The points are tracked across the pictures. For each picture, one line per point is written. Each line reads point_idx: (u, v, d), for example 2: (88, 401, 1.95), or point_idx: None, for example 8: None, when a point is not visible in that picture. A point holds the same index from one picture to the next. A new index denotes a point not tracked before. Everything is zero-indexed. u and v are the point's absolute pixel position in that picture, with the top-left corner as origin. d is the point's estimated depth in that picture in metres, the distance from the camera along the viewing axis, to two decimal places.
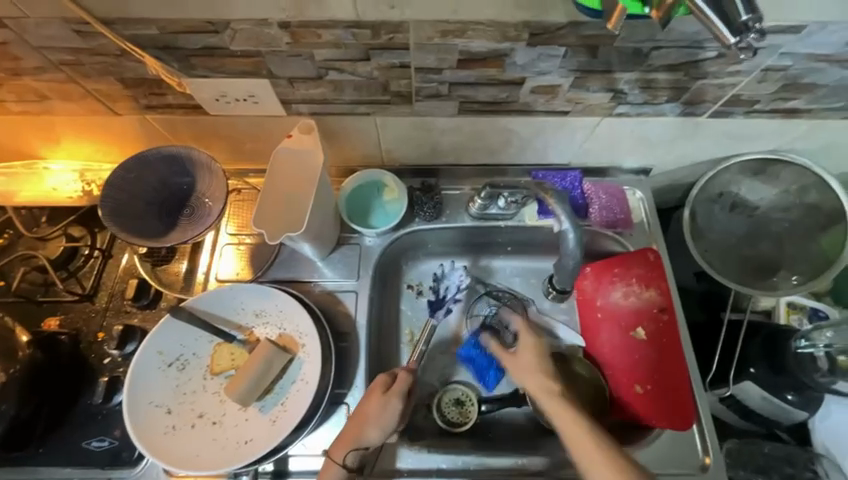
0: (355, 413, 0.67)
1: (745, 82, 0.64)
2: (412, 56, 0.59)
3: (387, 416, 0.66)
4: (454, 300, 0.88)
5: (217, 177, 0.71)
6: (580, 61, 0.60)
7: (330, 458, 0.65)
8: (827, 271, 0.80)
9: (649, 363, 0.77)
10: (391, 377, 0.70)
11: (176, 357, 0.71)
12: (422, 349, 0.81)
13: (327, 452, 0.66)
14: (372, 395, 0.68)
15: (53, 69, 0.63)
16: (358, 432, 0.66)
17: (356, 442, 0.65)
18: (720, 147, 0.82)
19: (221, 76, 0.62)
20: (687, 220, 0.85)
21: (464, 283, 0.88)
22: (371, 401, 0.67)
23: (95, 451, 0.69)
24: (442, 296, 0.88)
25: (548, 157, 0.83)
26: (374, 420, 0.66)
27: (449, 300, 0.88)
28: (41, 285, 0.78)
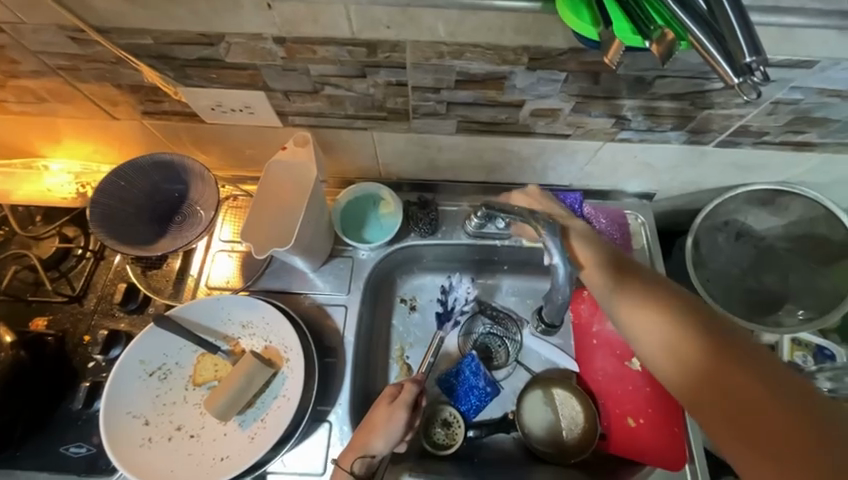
0: (363, 422, 0.68)
1: (753, 114, 0.62)
2: (409, 75, 0.58)
3: (392, 424, 0.66)
4: (462, 312, 0.88)
5: (209, 185, 0.71)
6: (582, 87, 0.59)
7: (338, 466, 0.65)
8: (834, 310, 0.77)
9: (640, 395, 0.80)
10: (398, 386, 0.70)
11: (158, 366, 0.70)
12: (431, 360, 0.79)
13: (336, 460, 0.67)
14: (381, 405, 0.68)
15: (50, 73, 0.63)
16: (367, 439, 0.66)
17: (363, 450, 0.65)
18: (726, 177, 0.79)
19: (218, 86, 0.62)
20: (690, 249, 0.82)
21: (472, 295, 0.89)
22: (379, 410, 0.68)
23: (72, 457, 0.69)
24: (450, 308, 0.88)
25: (548, 178, 0.82)
26: (381, 429, 0.66)
27: (456, 312, 0.88)
28: (32, 284, 0.78)
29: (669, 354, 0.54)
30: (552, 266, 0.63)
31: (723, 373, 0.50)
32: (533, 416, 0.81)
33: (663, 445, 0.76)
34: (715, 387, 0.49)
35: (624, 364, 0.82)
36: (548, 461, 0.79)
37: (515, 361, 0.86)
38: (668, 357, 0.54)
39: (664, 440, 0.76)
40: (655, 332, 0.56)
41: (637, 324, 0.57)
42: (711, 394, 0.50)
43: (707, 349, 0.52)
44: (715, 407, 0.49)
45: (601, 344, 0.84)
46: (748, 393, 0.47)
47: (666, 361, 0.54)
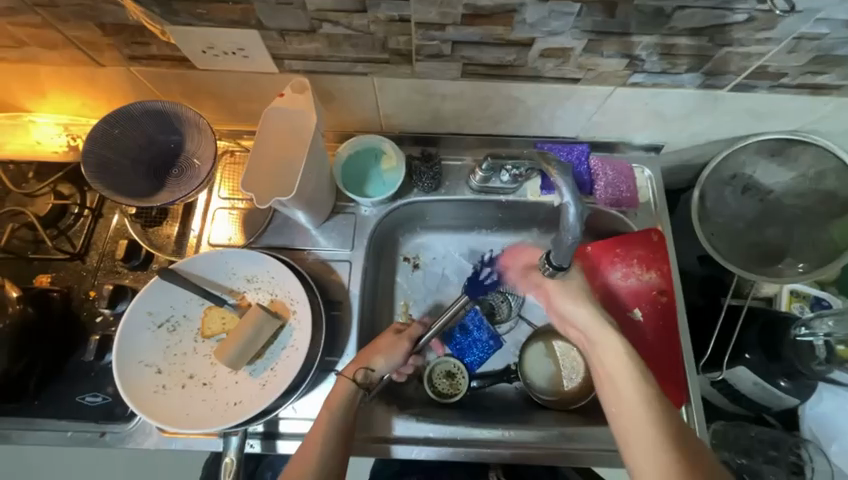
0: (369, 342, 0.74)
1: (774, 52, 0.59)
2: (412, 9, 0.54)
3: (396, 344, 0.73)
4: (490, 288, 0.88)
5: (205, 135, 0.68)
6: (596, 21, 0.55)
7: (343, 375, 0.69)
8: (834, 262, 0.77)
9: (642, 344, 0.76)
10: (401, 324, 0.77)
11: (166, 318, 0.71)
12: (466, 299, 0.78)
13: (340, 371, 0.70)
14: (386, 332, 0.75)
15: (27, 10, 0.58)
16: (370, 354, 0.71)
17: (366, 363, 0.70)
18: (738, 126, 0.77)
19: (208, 24, 0.58)
20: (696, 202, 0.82)
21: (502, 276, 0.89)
22: (384, 336, 0.74)
23: (88, 406, 0.71)
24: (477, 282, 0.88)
25: (556, 129, 0.79)
26: (384, 350, 0.72)
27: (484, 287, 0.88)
28: (31, 242, 0.77)
29: (632, 406, 0.60)
30: (561, 207, 0.56)
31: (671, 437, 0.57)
32: (535, 365, 0.84)
33: (666, 388, 0.74)
34: (656, 442, 0.57)
35: (626, 315, 0.77)
36: (547, 406, 0.82)
37: (517, 315, 0.88)
38: (630, 405, 0.60)
39: (667, 384, 0.74)
40: (628, 381, 0.61)
41: (606, 345, 0.65)
42: (645, 441, 0.57)
43: (663, 413, 0.59)
44: (648, 452, 0.56)
45: (601, 296, 0.79)
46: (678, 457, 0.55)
47: (631, 410, 0.60)
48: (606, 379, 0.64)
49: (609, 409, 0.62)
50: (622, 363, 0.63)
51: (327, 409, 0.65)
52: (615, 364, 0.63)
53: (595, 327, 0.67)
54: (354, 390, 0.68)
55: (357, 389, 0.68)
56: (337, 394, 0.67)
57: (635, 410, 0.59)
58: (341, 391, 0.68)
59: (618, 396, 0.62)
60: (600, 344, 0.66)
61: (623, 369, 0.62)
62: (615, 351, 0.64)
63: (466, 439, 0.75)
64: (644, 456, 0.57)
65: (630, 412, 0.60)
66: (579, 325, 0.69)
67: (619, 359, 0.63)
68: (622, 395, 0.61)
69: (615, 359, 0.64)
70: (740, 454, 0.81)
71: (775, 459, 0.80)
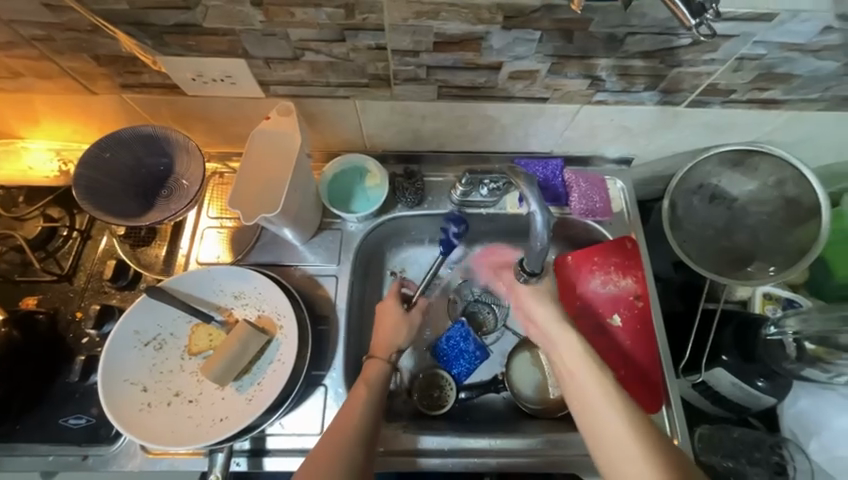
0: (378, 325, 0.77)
1: (721, 72, 0.65)
2: (387, 37, 0.59)
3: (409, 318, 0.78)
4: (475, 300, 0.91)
5: (194, 156, 0.71)
6: (556, 46, 0.60)
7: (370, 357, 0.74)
8: (799, 262, 0.80)
9: (620, 349, 0.78)
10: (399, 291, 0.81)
11: (153, 336, 0.72)
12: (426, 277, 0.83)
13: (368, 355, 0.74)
14: (389, 305, 0.78)
15: (25, 44, 0.62)
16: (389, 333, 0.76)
17: (392, 344, 0.75)
18: (700, 139, 0.83)
19: (197, 54, 0.62)
20: (666, 210, 0.86)
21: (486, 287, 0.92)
22: (388, 311, 0.78)
23: (72, 429, 0.70)
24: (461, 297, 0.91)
25: (530, 145, 0.84)
26: (398, 327, 0.77)
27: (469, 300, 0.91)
28: (19, 265, 0.78)
29: (596, 397, 0.62)
30: (530, 215, 0.61)
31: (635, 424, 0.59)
32: (522, 375, 0.85)
33: (642, 392, 0.76)
34: (622, 429, 0.59)
35: (606, 321, 0.80)
36: (536, 415, 0.83)
37: (502, 326, 0.90)
38: (594, 398, 0.63)
39: (645, 387, 0.76)
40: (589, 375, 0.64)
41: (565, 343, 0.68)
42: (612, 431, 0.60)
43: (624, 403, 0.62)
44: (614, 443, 0.59)
45: (582, 303, 0.81)
46: (643, 442, 0.58)
47: (598, 409, 0.62)
48: (568, 377, 0.66)
49: (574, 405, 0.65)
50: (581, 359, 0.66)
51: (366, 388, 0.68)
52: (576, 360, 0.67)
53: (555, 329, 0.70)
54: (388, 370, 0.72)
55: (391, 368, 0.73)
56: (370, 372, 0.71)
57: (600, 401, 0.62)
58: (375, 369, 0.72)
59: (582, 391, 0.64)
60: (559, 345, 0.69)
61: (583, 364, 0.66)
62: (574, 350, 0.67)
63: (454, 450, 0.75)
64: (612, 445, 0.59)
65: (595, 403, 0.62)
66: (542, 327, 0.72)
67: (579, 355, 0.67)
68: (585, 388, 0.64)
69: (575, 355, 0.67)
70: (725, 457, 0.82)
71: (760, 460, 0.82)
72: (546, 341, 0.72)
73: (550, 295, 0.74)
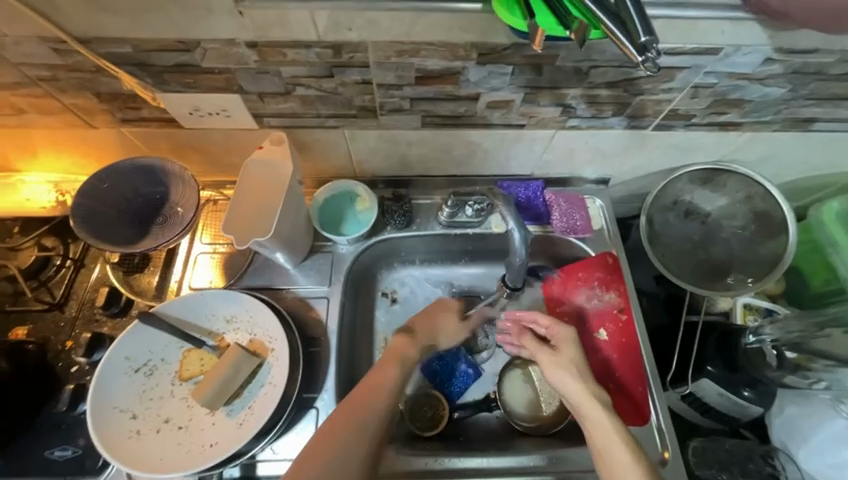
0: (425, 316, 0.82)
1: (679, 98, 0.71)
2: (372, 73, 0.64)
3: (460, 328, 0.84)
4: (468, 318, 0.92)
5: (190, 185, 0.74)
6: (528, 78, 0.66)
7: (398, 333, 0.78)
8: (773, 272, 0.84)
9: (607, 363, 0.81)
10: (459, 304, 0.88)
11: (144, 362, 0.73)
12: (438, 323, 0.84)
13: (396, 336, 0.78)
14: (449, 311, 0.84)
15: (31, 84, 0.66)
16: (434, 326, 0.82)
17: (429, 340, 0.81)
18: (669, 159, 0.88)
19: (195, 91, 0.66)
20: (643, 226, 0.90)
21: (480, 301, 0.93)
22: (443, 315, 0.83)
23: (57, 461, 0.69)
24: None
25: (511, 168, 0.88)
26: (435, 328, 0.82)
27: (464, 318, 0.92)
28: (10, 295, 0.78)
29: None
30: (508, 233, 0.67)
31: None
32: (513, 393, 0.85)
33: (626, 406, 0.78)
34: None
35: (592, 335, 0.82)
36: (528, 432, 0.83)
37: (493, 344, 0.91)
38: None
39: (628, 402, 0.78)
40: (622, 453, 0.63)
41: (595, 420, 0.67)
42: None
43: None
44: None
45: (570, 318, 0.85)
46: None
47: None
48: (601, 455, 0.65)
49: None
50: (612, 437, 0.65)
51: (396, 367, 0.73)
52: (609, 444, 0.64)
53: (584, 403, 0.68)
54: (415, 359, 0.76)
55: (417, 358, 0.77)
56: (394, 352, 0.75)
57: None
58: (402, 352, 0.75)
59: (615, 471, 0.62)
60: (589, 419, 0.67)
61: (619, 450, 0.63)
62: (605, 427, 0.66)
63: (448, 471, 0.75)
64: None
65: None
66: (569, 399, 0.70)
67: (612, 439, 0.65)
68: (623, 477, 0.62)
69: (610, 441, 0.64)
70: (719, 470, 0.82)
71: (753, 471, 0.82)
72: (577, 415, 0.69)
73: (575, 365, 0.72)
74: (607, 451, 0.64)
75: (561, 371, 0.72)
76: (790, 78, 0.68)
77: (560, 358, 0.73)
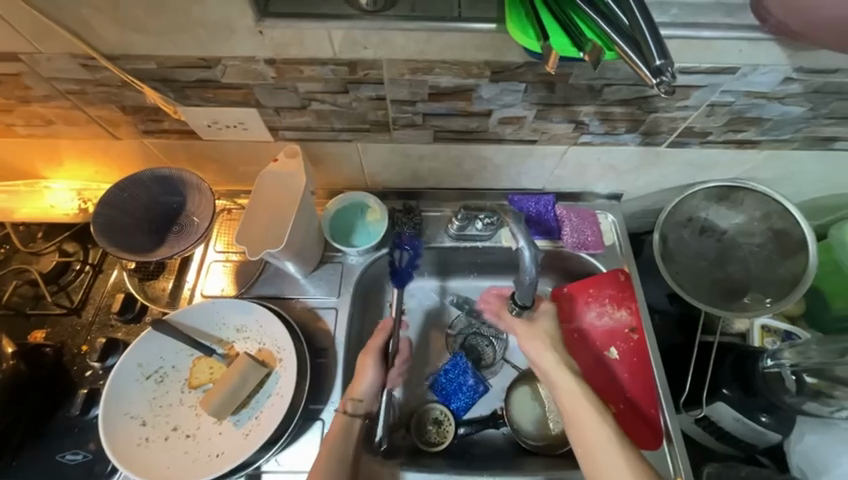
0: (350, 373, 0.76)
1: (695, 116, 0.70)
2: (386, 89, 0.65)
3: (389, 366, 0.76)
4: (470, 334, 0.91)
5: (206, 196, 0.76)
6: (541, 96, 0.66)
7: (338, 410, 0.72)
8: (793, 292, 0.82)
9: (617, 382, 0.79)
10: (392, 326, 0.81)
11: (155, 369, 0.74)
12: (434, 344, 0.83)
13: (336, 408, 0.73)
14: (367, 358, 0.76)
15: (59, 97, 0.68)
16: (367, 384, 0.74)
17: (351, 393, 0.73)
18: (684, 175, 0.87)
19: (213, 105, 0.68)
20: (657, 243, 0.88)
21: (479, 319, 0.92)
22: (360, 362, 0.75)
23: (68, 465, 0.70)
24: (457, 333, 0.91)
25: (523, 183, 0.88)
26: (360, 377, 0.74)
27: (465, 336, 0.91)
28: (31, 298, 0.81)
29: (606, 452, 0.62)
30: (518, 251, 0.65)
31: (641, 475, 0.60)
32: (521, 411, 0.83)
33: (638, 428, 0.76)
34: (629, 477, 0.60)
35: (603, 354, 0.81)
36: (537, 452, 0.81)
37: (502, 359, 0.90)
38: (600, 441, 0.63)
39: (640, 423, 0.76)
40: (591, 417, 0.65)
41: (565, 389, 0.68)
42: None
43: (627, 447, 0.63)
44: None
45: (578, 335, 0.82)
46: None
47: (603, 455, 0.62)
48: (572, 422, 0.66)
49: (578, 452, 0.64)
50: (584, 404, 0.67)
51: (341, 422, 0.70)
52: (578, 407, 0.67)
53: (556, 371, 0.70)
54: (350, 422, 0.71)
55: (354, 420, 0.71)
56: (335, 431, 0.70)
57: (607, 454, 0.62)
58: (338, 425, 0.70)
59: (585, 437, 0.64)
60: (561, 387, 0.69)
61: (587, 413, 0.66)
62: (575, 394, 0.67)
63: None
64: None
65: (599, 451, 0.63)
66: (542, 368, 0.72)
67: (581, 402, 0.67)
68: (591, 440, 0.64)
69: (579, 405, 0.67)
70: None
71: None
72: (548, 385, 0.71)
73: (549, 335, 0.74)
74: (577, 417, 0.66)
75: (534, 340, 0.74)
76: (811, 97, 0.67)
77: (535, 332, 0.74)
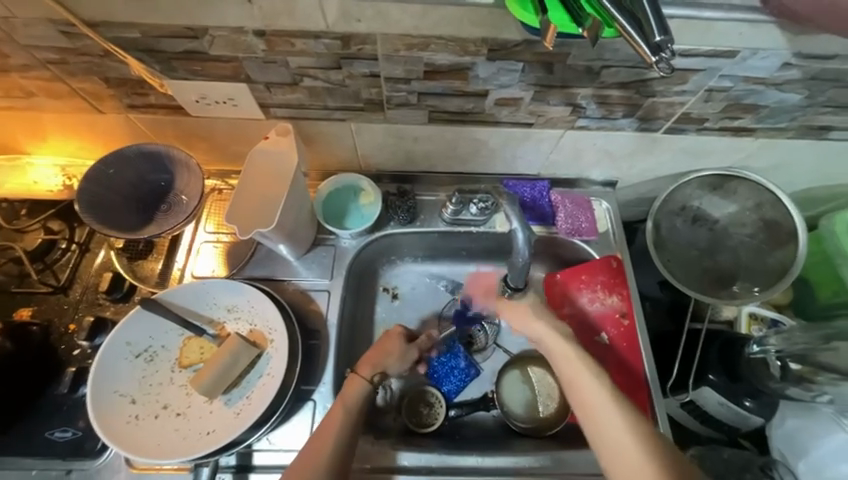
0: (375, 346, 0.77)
1: (693, 101, 0.70)
2: (380, 66, 0.63)
3: (407, 353, 0.78)
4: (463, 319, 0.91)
5: (195, 174, 0.74)
6: (537, 76, 0.65)
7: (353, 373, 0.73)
8: (781, 282, 0.83)
9: (607, 366, 0.80)
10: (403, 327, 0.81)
11: (144, 348, 0.73)
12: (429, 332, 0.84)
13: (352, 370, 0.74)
14: (393, 336, 0.78)
15: (40, 67, 0.66)
16: (383, 358, 0.76)
17: (381, 366, 0.75)
18: (680, 163, 0.86)
19: (202, 79, 0.66)
20: (650, 231, 0.88)
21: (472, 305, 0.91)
22: (390, 339, 0.78)
23: (57, 442, 0.70)
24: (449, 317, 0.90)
25: (519, 167, 0.87)
26: (394, 354, 0.77)
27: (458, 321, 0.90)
28: (16, 276, 0.79)
29: (602, 409, 0.63)
30: (512, 232, 0.65)
31: (639, 431, 0.61)
32: (511, 393, 0.85)
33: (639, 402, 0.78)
34: (625, 431, 0.61)
35: (594, 339, 0.82)
36: (526, 433, 0.82)
37: (494, 343, 0.91)
38: (596, 400, 0.64)
39: (641, 397, 0.78)
40: (586, 378, 0.66)
41: (561, 353, 0.70)
42: (617, 436, 0.61)
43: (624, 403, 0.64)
44: (620, 445, 0.60)
45: (571, 320, 0.83)
46: (645, 442, 0.60)
47: (599, 413, 0.64)
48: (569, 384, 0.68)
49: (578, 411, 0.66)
50: (579, 367, 0.68)
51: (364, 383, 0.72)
52: (574, 368, 0.68)
53: (550, 339, 0.71)
54: (369, 390, 0.72)
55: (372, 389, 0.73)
56: (349, 391, 0.71)
57: (604, 412, 0.63)
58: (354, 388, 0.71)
59: (582, 397, 0.66)
60: (556, 353, 0.70)
61: (583, 372, 0.67)
62: (570, 358, 0.69)
63: (442, 468, 0.75)
64: (619, 455, 0.60)
65: (596, 408, 0.64)
66: (536, 339, 0.73)
67: (578, 365, 0.68)
68: (588, 399, 0.65)
69: (574, 365, 0.68)
70: None
71: None
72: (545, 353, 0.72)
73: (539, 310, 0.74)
74: (573, 379, 0.67)
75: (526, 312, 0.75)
76: (809, 84, 0.66)
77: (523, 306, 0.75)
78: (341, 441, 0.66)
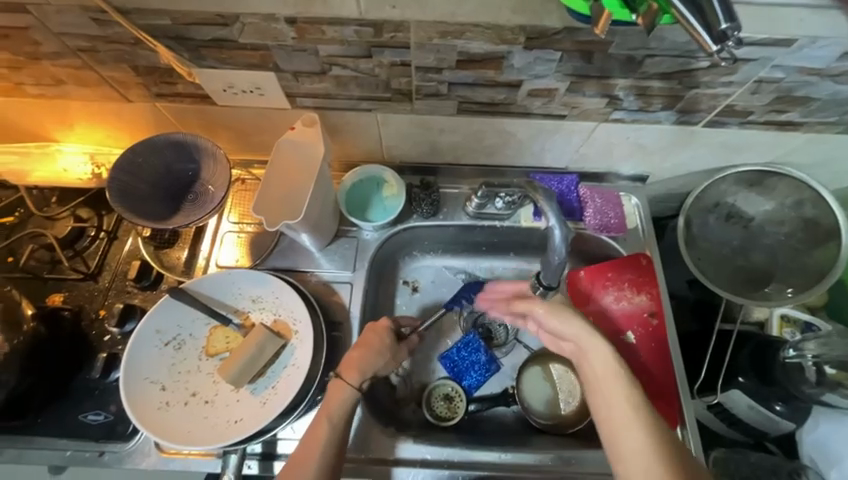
0: (358, 344, 0.73)
1: (739, 93, 0.66)
2: (412, 54, 0.61)
3: (395, 349, 0.74)
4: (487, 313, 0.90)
5: (221, 163, 0.74)
6: (575, 66, 0.62)
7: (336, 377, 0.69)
8: (819, 284, 0.78)
9: (636, 366, 0.78)
10: (391, 321, 0.77)
11: (173, 336, 0.74)
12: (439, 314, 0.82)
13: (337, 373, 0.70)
14: (379, 327, 0.74)
15: (70, 54, 0.65)
16: (370, 359, 0.71)
17: (368, 368, 0.70)
18: (716, 157, 0.83)
19: (230, 67, 0.65)
20: (681, 228, 0.85)
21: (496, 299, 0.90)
22: (372, 337, 0.73)
23: (90, 424, 0.72)
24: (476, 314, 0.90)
25: (546, 161, 0.85)
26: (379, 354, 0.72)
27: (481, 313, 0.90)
28: (48, 262, 0.81)
29: (624, 417, 0.61)
30: (548, 230, 0.63)
31: (659, 442, 0.59)
32: (532, 389, 0.84)
33: (663, 408, 0.75)
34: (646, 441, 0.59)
35: (621, 338, 0.79)
36: (546, 430, 0.82)
37: (514, 338, 0.90)
38: (619, 406, 0.62)
39: (665, 400, 0.76)
40: (615, 384, 0.63)
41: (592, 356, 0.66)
42: (633, 444, 0.60)
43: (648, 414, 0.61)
44: (638, 453, 0.59)
45: (596, 318, 0.81)
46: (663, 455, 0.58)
47: (620, 420, 0.62)
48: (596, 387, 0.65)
49: (599, 413, 0.64)
50: (609, 372, 0.64)
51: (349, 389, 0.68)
52: (602, 371, 0.65)
53: (584, 338, 0.67)
54: (355, 396, 0.68)
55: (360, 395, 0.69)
56: (334, 397, 0.68)
57: (626, 419, 0.61)
58: (339, 396, 0.68)
59: (606, 401, 0.64)
60: (588, 353, 0.66)
61: (613, 379, 0.64)
62: (602, 360, 0.65)
63: (461, 462, 0.75)
64: (633, 462, 0.59)
65: (618, 414, 0.62)
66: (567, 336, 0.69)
67: (607, 369, 0.65)
68: (612, 403, 0.63)
69: (604, 369, 0.65)
70: None
71: None
72: (577, 351, 0.68)
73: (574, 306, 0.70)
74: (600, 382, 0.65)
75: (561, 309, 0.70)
76: None
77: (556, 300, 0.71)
78: (328, 451, 0.64)
